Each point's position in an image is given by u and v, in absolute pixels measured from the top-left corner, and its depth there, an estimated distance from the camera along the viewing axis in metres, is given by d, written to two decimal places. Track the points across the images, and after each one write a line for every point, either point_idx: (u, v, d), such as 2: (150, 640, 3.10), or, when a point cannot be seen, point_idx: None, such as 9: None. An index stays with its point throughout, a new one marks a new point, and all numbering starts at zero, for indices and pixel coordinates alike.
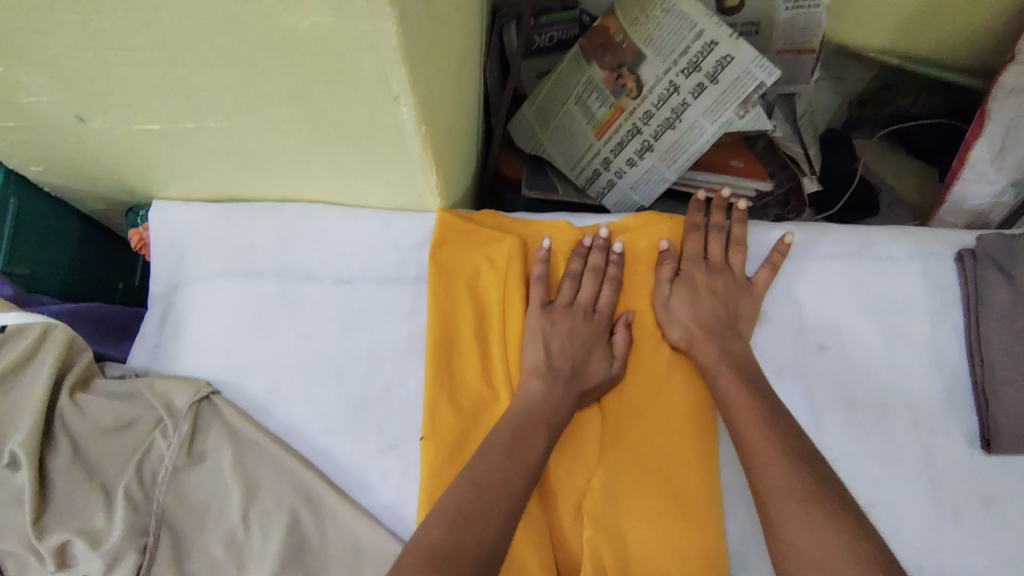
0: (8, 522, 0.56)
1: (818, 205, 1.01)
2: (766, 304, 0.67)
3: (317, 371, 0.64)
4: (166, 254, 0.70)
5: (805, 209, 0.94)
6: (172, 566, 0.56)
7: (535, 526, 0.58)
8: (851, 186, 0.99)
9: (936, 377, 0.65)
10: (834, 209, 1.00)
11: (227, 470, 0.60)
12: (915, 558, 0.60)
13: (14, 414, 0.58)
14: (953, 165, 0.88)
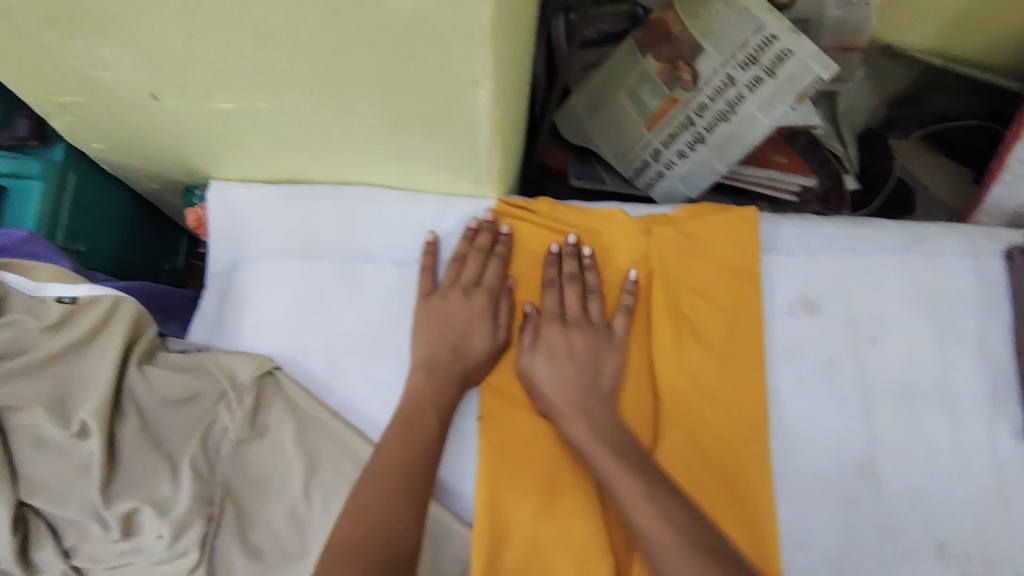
0: (75, 491, 0.56)
1: (856, 203, 1.01)
2: (819, 296, 0.67)
3: (376, 350, 0.66)
4: (223, 236, 0.72)
5: (845, 207, 0.94)
6: (237, 537, 0.58)
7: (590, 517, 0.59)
8: (888, 184, 1.00)
9: (985, 372, 0.66)
10: (871, 206, 1.00)
11: (290, 444, 0.61)
12: (961, 547, 0.61)
13: (88, 382, 0.58)
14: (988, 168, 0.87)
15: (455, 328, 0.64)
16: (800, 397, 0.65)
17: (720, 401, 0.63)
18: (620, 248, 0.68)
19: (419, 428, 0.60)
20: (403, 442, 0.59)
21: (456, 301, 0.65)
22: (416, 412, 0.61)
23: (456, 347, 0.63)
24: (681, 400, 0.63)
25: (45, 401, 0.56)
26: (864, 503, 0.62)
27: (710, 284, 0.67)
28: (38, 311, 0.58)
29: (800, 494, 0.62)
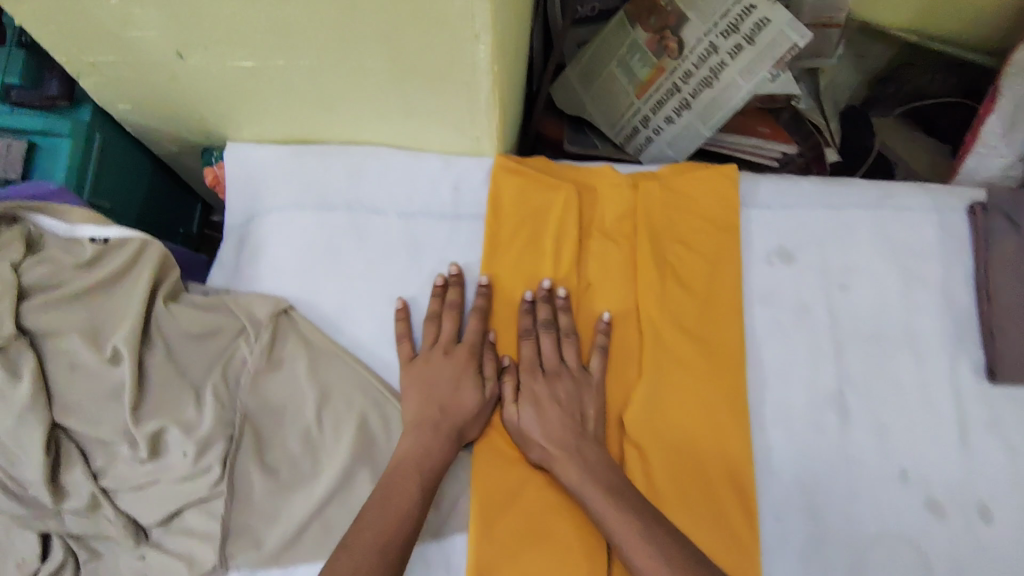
0: (107, 412, 0.62)
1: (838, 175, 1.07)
2: (795, 247, 0.73)
3: (383, 293, 0.71)
4: (240, 191, 0.76)
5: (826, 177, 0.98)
6: (255, 458, 0.63)
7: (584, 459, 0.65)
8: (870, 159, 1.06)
9: (949, 315, 0.71)
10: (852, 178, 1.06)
11: (304, 376, 0.66)
12: (922, 472, 0.66)
13: (120, 313, 0.63)
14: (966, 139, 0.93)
15: (439, 389, 0.66)
16: (775, 339, 0.70)
17: (702, 333, 0.69)
18: (609, 198, 0.73)
19: (403, 487, 0.59)
20: (386, 504, 0.58)
21: (438, 361, 0.67)
22: (397, 472, 0.61)
23: (442, 406, 0.65)
24: (661, 367, 0.67)
25: (81, 328, 0.62)
26: (833, 434, 0.67)
27: (692, 229, 0.72)
28: (75, 248, 0.64)
29: (775, 424, 0.67)
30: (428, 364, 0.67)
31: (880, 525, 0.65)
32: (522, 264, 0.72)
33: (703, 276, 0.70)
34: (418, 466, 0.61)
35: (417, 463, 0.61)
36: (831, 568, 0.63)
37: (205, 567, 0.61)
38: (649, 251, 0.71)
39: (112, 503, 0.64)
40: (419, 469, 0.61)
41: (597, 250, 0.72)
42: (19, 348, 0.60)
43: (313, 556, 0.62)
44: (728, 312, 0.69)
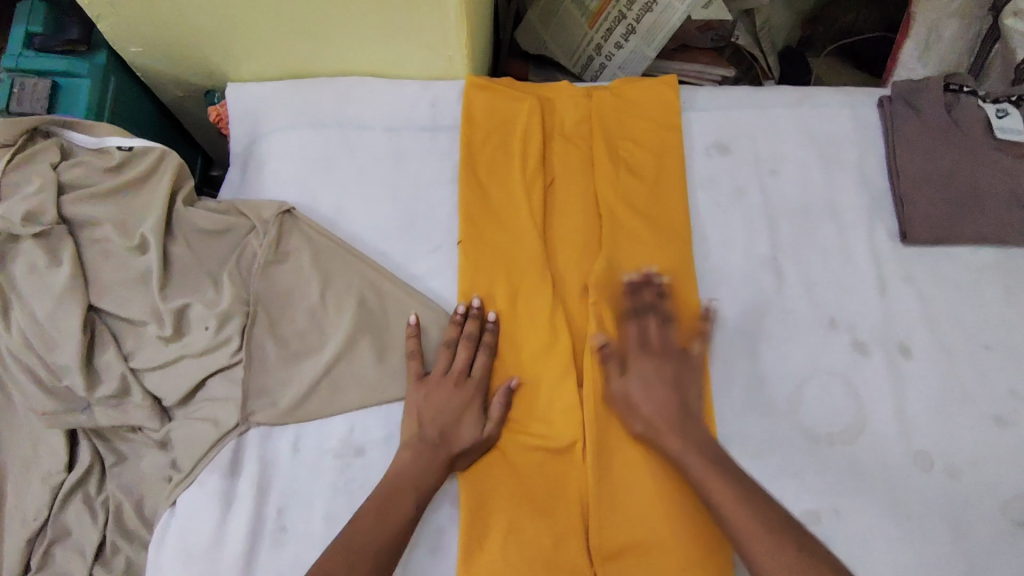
0: (138, 294, 0.72)
1: None
2: (731, 141, 0.84)
3: (374, 196, 0.81)
4: (242, 122, 0.86)
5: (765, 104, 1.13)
6: (268, 330, 0.73)
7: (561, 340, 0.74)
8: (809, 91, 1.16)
9: (865, 191, 0.82)
10: None
11: (307, 264, 0.76)
12: (847, 319, 0.77)
13: (145, 210, 0.73)
14: (889, 64, 1.05)
15: (440, 416, 0.69)
16: (715, 217, 0.81)
17: (648, 211, 0.80)
18: (567, 107, 0.84)
19: (400, 504, 0.64)
20: (382, 516, 0.63)
21: (442, 388, 0.71)
22: (397, 487, 0.65)
23: (440, 431, 0.68)
24: (620, 245, 0.78)
25: (112, 220, 0.72)
26: (768, 292, 0.77)
27: (638, 128, 0.83)
28: (104, 156, 0.74)
29: (718, 286, 0.78)
30: (430, 395, 0.70)
31: (813, 365, 0.75)
32: (501, 202, 0.80)
33: (654, 165, 0.81)
34: (414, 484, 0.66)
35: (416, 480, 0.66)
36: (772, 399, 0.74)
37: (228, 424, 0.70)
38: (605, 148, 0.81)
39: (139, 381, 0.73)
40: (415, 486, 0.66)
41: (564, 186, 0.81)
42: (60, 236, 0.70)
43: (323, 411, 0.72)
44: (673, 191, 0.80)
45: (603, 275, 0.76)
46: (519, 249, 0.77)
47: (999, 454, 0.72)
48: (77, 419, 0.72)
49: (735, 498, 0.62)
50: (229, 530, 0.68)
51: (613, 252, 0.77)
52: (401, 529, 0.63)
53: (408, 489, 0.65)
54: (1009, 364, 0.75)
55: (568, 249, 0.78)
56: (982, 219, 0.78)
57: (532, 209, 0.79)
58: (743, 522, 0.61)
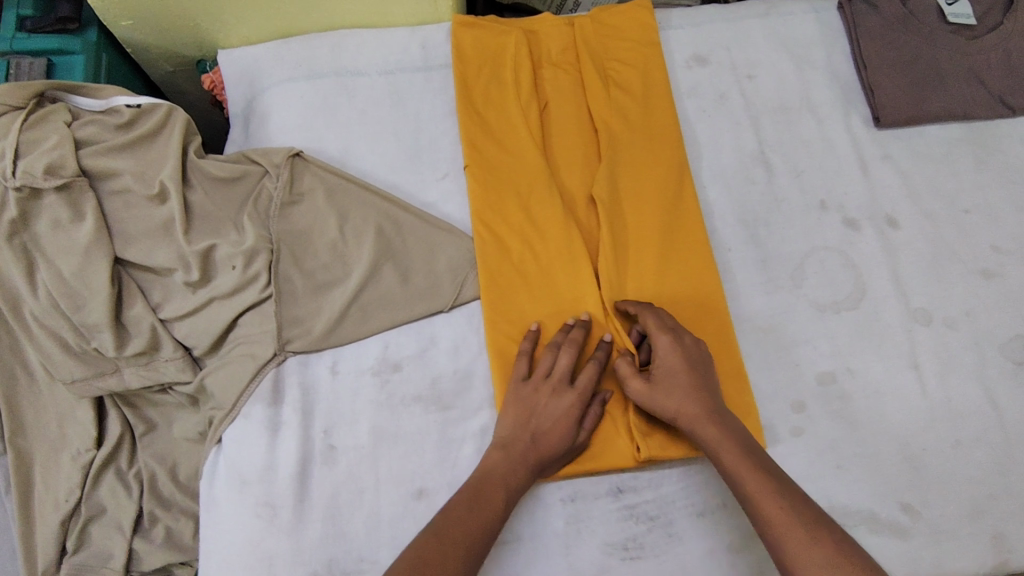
0: (163, 242, 0.74)
1: None
2: (708, 53, 0.89)
3: (377, 135, 0.84)
4: (238, 83, 0.89)
5: None
6: (293, 264, 0.76)
7: (576, 251, 0.77)
8: None
9: (836, 85, 0.87)
10: None
11: (322, 202, 0.78)
12: (837, 200, 0.82)
13: (161, 161, 0.75)
14: None
15: (539, 416, 0.67)
16: (704, 120, 0.85)
17: (643, 121, 0.83)
18: (551, 36, 0.88)
19: (493, 497, 0.62)
20: (474, 508, 0.60)
21: (542, 393, 0.68)
22: (486, 480, 0.63)
23: (536, 433, 0.66)
24: (620, 154, 0.81)
25: (131, 171, 0.74)
26: (761, 182, 0.82)
27: (621, 49, 0.87)
28: (113, 114, 0.76)
29: (715, 183, 0.82)
30: (533, 397, 0.68)
31: (811, 243, 0.80)
32: (506, 159, 0.82)
33: (642, 80, 0.85)
34: (506, 482, 0.63)
35: (504, 476, 0.64)
36: (778, 277, 0.78)
37: (266, 355, 0.72)
38: (593, 70, 0.85)
39: (169, 332, 0.75)
40: (505, 483, 0.63)
41: (560, 148, 0.83)
42: (81, 188, 0.72)
43: (356, 333, 0.74)
44: (663, 101, 0.85)
45: (607, 185, 0.79)
46: (529, 207, 0.79)
47: (990, 303, 0.78)
48: (107, 382, 0.74)
49: (771, 489, 0.57)
50: (279, 455, 0.70)
51: (614, 161, 0.81)
52: (491, 520, 0.61)
53: (489, 482, 0.63)
54: (986, 224, 0.81)
55: (575, 176, 0.82)
56: (944, 98, 0.85)
57: (539, 166, 0.80)
58: (772, 513, 0.55)
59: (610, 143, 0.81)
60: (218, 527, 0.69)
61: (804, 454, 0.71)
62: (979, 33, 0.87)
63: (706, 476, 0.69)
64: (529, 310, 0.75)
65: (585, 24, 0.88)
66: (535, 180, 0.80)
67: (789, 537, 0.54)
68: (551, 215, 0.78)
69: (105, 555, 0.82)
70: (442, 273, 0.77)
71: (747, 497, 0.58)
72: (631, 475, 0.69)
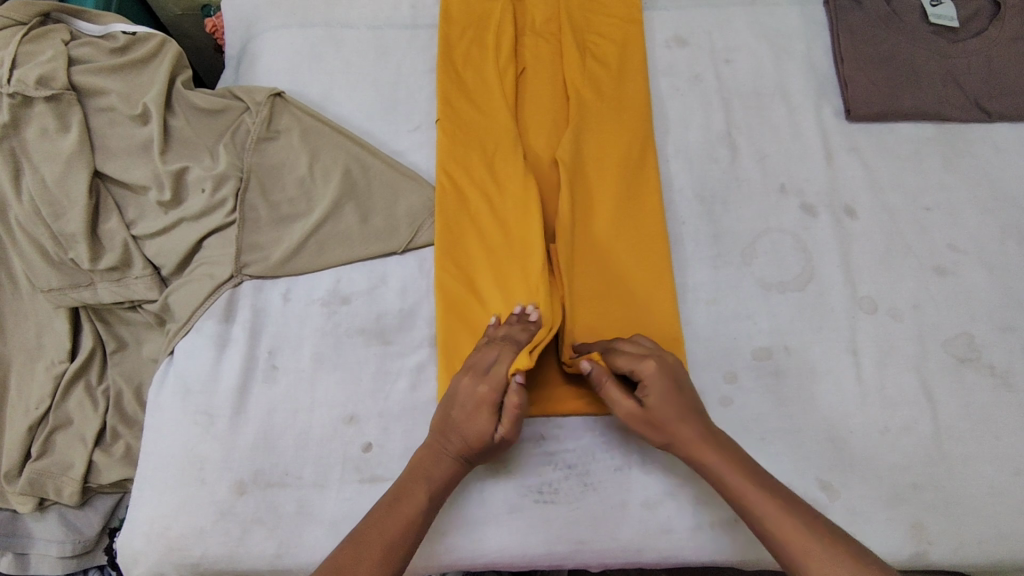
0: (141, 161, 0.78)
1: None
2: (689, 35, 0.91)
3: (359, 85, 0.88)
4: (237, 27, 0.94)
5: None
6: (261, 196, 0.79)
7: (531, 216, 0.77)
8: None
9: (813, 77, 0.89)
10: None
11: (296, 141, 0.82)
12: (798, 185, 0.83)
13: (147, 86, 0.80)
14: None
15: (460, 408, 0.65)
16: (676, 98, 0.87)
17: (615, 96, 0.85)
18: (537, 6, 0.91)
19: (412, 496, 0.62)
20: (394, 508, 0.60)
21: (465, 382, 0.66)
22: (409, 476, 0.63)
23: (454, 424, 0.65)
24: (586, 122, 0.83)
25: (117, 92, 0.79)
26: (723, 162, 0.84)
27: (604, 24, 0.90)
28: (109, 38, 0.81)
29: (678, 159, 0.84)
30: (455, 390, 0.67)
31: (765, 225, 0.81)
32: (476, 120, 0.84)
33: (620, 55, 0.88)
34: (424, 476, 0.63)
35: (426, 469, 0.63)
36: (728, 253, 0.79)
37: (223, 276, 0.76)
38: (572, 41, 0.87)
39: (139, 250, 0.79)
40: (427, 477, 0.63)
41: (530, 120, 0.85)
42: (68, 102, 0.77)
43: (311, 265, 0.78)
44: (637, 76, 0.87)
45: (570, 149, 0.81)
46: (494, 169, 0.81)
47: (940, 298, 0.78)
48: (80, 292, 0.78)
49: (777, 507, 0.58)
50: (223, 369, 0.73)
51: (580, 127, 0.83)
52: (409, 518, 0.60)
53: (410, 480, 0.63)
54: (947, 222, 0.81)
55: (540, 144, 0.84)
56: (918, 96, 0.85)
57: (509, 130, 0.82)
58: (787, 532, 0.57)
59: (579, 109, 0.83)
60: (158, 433, 0.71)
61: (729, 422, 0.71)
62: (962, 37, 0.88)
63: (628, 433, 0.71)
64: (481, 276, 0.77)
65: None
66: (503, 146, 0.82)
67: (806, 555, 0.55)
68: (512, 172, 0.80)
69: (66, 462, 0.85)
70: (400, 217, 0.80)
71: (762, 523, 0.58)
72: (555, 425, 0.72)
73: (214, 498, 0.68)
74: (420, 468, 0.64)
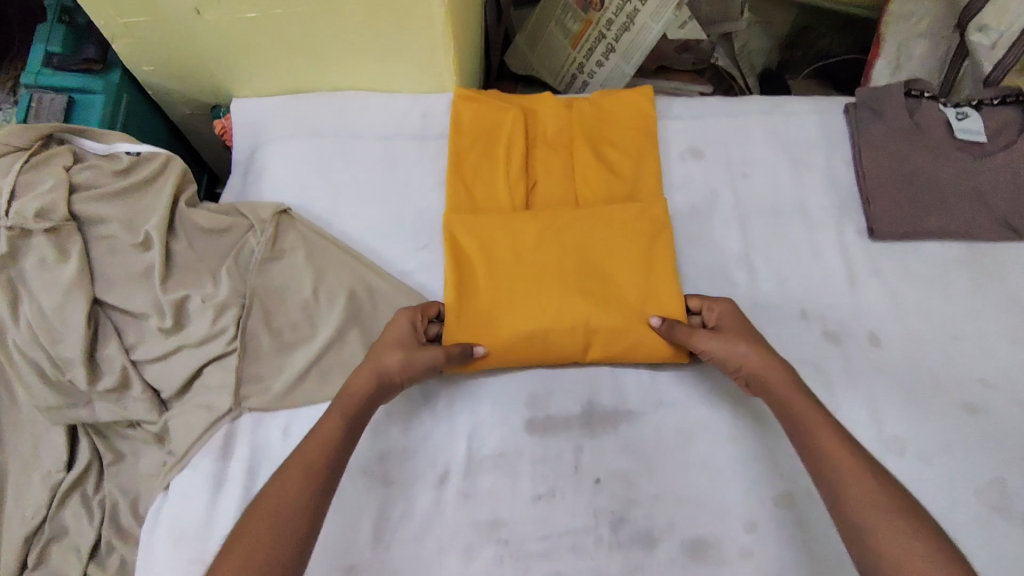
0: (141, 287, 0.77)
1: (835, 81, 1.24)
2: (706, 146, 0.89)
3: (367, 197, 0.86)
4: (245, 133, 0.92)
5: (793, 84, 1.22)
6: (263, 321, 0.77)
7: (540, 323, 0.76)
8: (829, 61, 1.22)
9: (833, 193, 0.86)
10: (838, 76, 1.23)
11: (302, 261, 0.80)
12: (819, 311, 0.80)
13: (150, 211, 0.79)
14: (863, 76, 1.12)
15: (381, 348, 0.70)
16: (691, 215, 0.85)
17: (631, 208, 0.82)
18: (550, 116, 0.88)
19: (322, 432, 0.63)
20: (306, 444, 0.62)
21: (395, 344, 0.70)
22: (323, 423, 0.64)
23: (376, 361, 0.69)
24: (602, 243, 0.80)
25: (119, 217, 0.78)
26: (740, 284, 0.81)
27: (619, 135, 0.87)
28: (113, 159, 0.80)
29: (693, 281, 0.81)
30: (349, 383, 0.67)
31: (786, 353, 0.77)
32: (482, 238, 0.80)
33: (637, 172, 0.85)
34: (332, 425, 0.64)
35: (339, 411, 0.65)
36: None
37: (221, 409, 0.74)
38: (586, 157, 0.86)
39: (139, 374, 0.77)
40: (342, 416, 0.65)
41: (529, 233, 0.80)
42: (68, 231, 0.75)
43: (313, 396, 0.75)
44: (653, 195, 0.84)
45: (580, 267, 0.79)
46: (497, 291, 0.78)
47: (973, 439, 0.73)
48: (78, 415, 0.74)
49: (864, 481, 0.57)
50: (219, 510, 0.71)
51: (593, 247, 0.80)
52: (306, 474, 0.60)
53: (320, 426, 0.64)
54: (977, 355, 0.77)
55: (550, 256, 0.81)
56: (943, 216, 0.83)
57: (515, 252, 0.80)
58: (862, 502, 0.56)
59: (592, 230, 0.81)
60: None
61: None
62: (991, 150, 0.84)
63: None
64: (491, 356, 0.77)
65: (585, 108, 0.89)
66: (505, 269, 0.79)
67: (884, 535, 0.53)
68: (525, 292, 0.78)
69: None
70: None
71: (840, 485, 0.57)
72: None
73: None
74: (328, 423, 0.64)
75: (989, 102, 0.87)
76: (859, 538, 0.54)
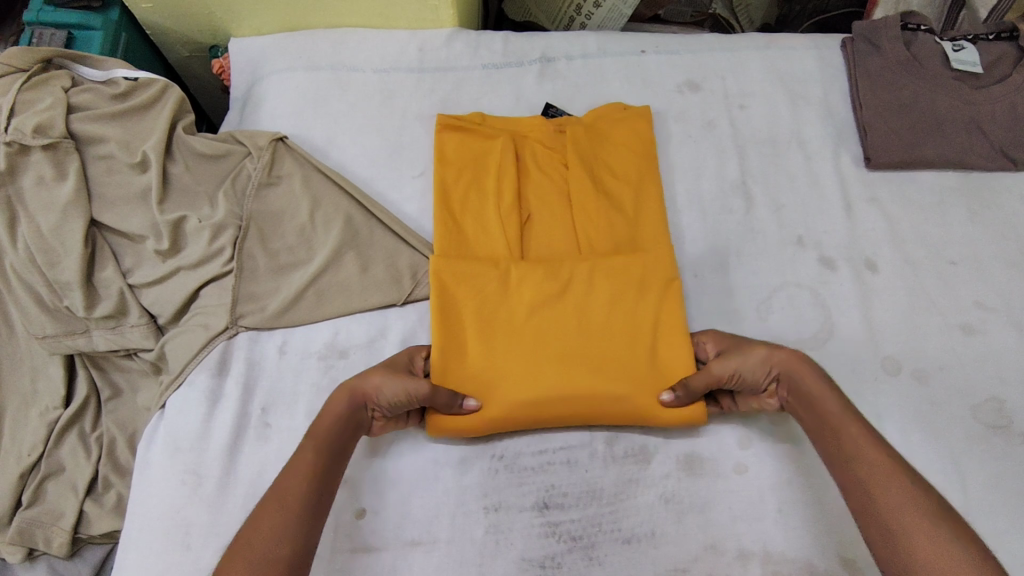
0: (139, 210, 0.77)
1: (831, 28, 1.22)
2: (703, 81, 0.89)
3: (364, 129, 0.87)
4: (243, 70, 0.92)
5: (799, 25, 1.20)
6: (259, 244, 0.77)
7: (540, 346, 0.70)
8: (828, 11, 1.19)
9: (829, 124, 0.87)
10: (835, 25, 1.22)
11: (298, 187, 0.80)
12: (815, 237, 0.80)
13: (147, 133, 0.79)
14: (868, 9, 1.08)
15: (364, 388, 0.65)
16: (688, 146, 0.85)
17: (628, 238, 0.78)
18: (541, 145, 0.83)
19: (292, 477, 0.58)
20: (279, 494, 0.57)
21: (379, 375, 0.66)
22: (287, 474, 0.58)
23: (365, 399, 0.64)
24: (599, 266, 0.74)
25: (117, 137, 0.78)
26: (737, 212, 0.81)
27: (609, 141, 0.83)
28: (111, 84, 0.81)
29: (687, 207, 0.82)
30: (321, 418, 0.63)
31: (783, 276, 0.78)
32: (474, 280, 0.73)
33: (631, 112, 0.84)
34: (305, 471, 0.59)
35: (310, 465, 0.59)
36: (744, 309, 0.76)
37: (218, 327, 0.74)
38: (580, 177, 0.80)
39: (135, 298, 0.76)
40: (318, 463, 0.59)
41: (530, 283, 0.73)
42: (66, 150, 0.76)
43: (309, 315, 0.75)
44: (648, 130, 0.84)
45: (580, 304, 0.72)
46: (494, 349, 0.70)
47: (969, 357, 0.73)
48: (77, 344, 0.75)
49: (890, 471, 0.54)
50: (215, 427, 0.71)
51: (594, 286, 0.73)
52: (288, 516, 0.56)
53: (287, 472, 0.59)
54: (973, 279, 0.78)
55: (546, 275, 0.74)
56: (940, 145, 0.82)
57: (511, 308, 0.72)
58: (891, 501, 0.52)
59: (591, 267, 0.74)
60: (144, 493, 0.68)
61: (744, 491, 0.67)
62: (986, 83, 0.84)
63: (637, 502, 0.67)
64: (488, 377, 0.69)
65: (576, 127, 0.83)
66: (501, 308, 0.72)
67: (911, 530, 0.50)
68: (522, 325, 0.71)
69: (55, 513, 0.74)
70: (402, 268, 0.77)
71: (883, 493, 0.53)
72: (557, 492, 0.67)
73: (200, 564, 0.64)
74: (299, 462, 0.59)
75: (985, 37, 0.87)
76: (883, 524, 0.52)
